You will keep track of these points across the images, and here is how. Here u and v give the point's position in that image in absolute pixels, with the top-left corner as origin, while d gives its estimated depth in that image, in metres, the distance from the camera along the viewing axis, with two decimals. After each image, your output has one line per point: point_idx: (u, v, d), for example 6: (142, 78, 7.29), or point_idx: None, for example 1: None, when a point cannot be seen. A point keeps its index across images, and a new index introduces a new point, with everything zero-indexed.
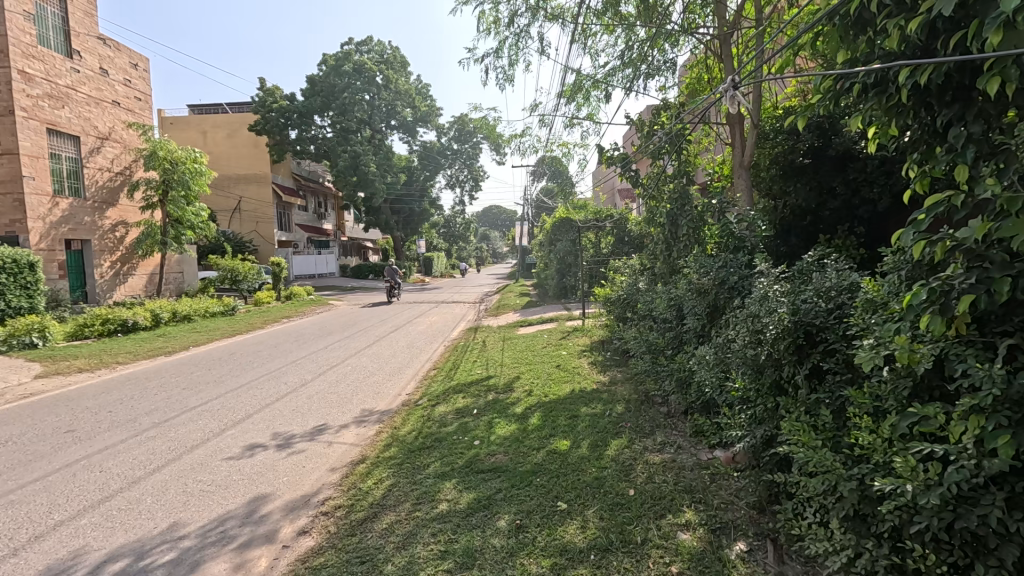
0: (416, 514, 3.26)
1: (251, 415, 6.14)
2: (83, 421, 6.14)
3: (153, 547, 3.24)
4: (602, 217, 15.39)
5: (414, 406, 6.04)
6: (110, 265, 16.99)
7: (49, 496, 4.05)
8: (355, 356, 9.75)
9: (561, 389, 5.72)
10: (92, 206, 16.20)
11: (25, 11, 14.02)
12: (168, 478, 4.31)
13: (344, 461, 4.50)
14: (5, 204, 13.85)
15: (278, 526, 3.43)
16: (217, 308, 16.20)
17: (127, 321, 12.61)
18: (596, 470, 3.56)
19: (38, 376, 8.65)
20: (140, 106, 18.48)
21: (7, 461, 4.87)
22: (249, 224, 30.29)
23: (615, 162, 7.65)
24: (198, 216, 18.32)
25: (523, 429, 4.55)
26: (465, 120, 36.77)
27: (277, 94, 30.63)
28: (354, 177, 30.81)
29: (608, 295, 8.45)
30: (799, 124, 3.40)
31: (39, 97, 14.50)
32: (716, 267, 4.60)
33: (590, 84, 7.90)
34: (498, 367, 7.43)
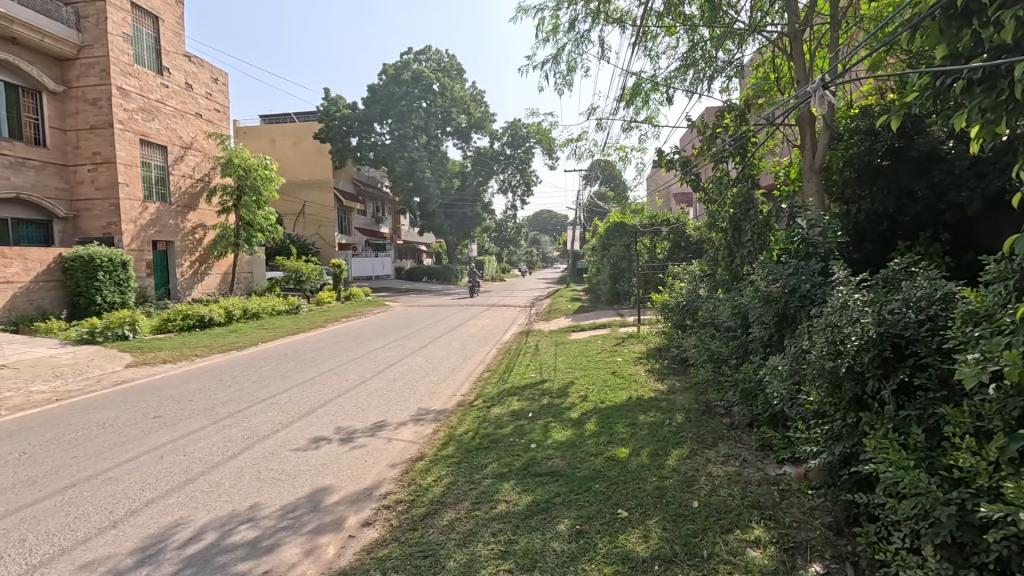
0: (475, 513, 3.31)
1: (316, 409, 6.45)
2: (168, 408, 6.65)
3: (232, 526, 3.48)
4: (658, 222, 15.13)
5: (469, 406, 6.14)
6: (190, 264, 18.36)
7: (141, 476, 4.42)
8: (411, 357, 10.00)
9: (617, 396, 5.63)
10: (176, 210, 17.55)
11: (124, 33, 15.55)
12: (243, 465, 4.60)
13: (403, 458, 4.64)
14: (103, 208, 15.28)
15: (343, 515, 3.59)
16: (283, 307, 17.11)
17: (204, 317, 13.58)
18: (656, 479, 3.49)
19: (129, 366, 9.48)
20: (219, 117, 19.90)
21: (105, 441, 5.37)
22: (312, 227, 31.80)
23: (675, 165, 7.47)
24: (268, 219, 19.44)
25: (579, 435, 4.53)
26: (518, 125, 37.10)
27: (340, 103, 32.24)
28: (410, 182, 31.89)
29: (666, 302, 8.27)
30: (891, 125, 3.21)
31: (133, 111, 15.89)
32: (787, 273, 4.37)
33: (649, 87, 7.78)
34: (552, 371, 7.43)
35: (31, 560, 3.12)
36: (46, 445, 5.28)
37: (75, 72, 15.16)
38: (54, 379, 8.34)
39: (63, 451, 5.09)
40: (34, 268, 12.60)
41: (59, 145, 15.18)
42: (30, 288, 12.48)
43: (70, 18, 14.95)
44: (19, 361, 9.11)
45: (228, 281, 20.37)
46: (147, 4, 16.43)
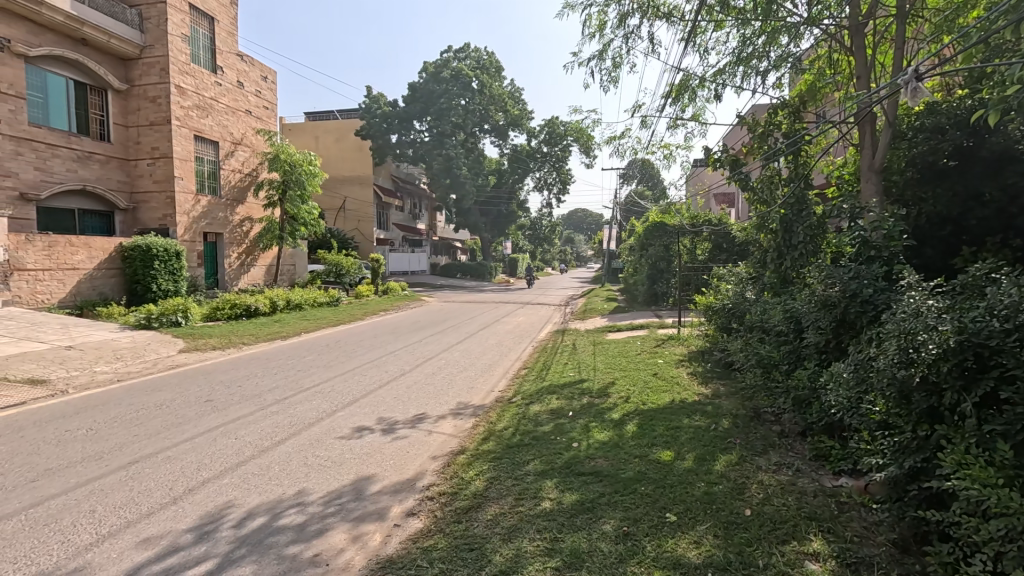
0: (519, 509, 3.31)
1: (358, 399, 6.61)
2: (219, 392, 6.94)
3: (283, 509, 3.60)
4: (698, 222, 14.82)
5: (507, 402, 6.15)
6: (238, 256, 19.11)
7: (196, 456, 4.62)
8: (447, 352, 10.09)
9: (660, 398, 5.53)
10: (226, 203, 18.28)
11: (182, 34, 16.30)
12: (291, 450, 4.75)
13: (444, 451, 4.69)
14: (160, 201, 16.07)
15: (387, 505, 3.65)
16: (324, 299, 17.60)
17: (250, 306, 14.09)
18: (704, 484, 3.41)
19: (182, 351, 9.94)
20: (267, 114, 20.58)
21: (163, 422, 5.64)
22: (352, 223, 32.59)
23: (723, 164, 7.22)
24: (311, 214, 19.98)
25: (621, 436, 4.47)
26: (556, 123, 36.84)
27: (382, 101, 33.04)
28: (447, 180, 32.47)
29: (710, 304, 8.05)
30: (989, 120, 3.01)
31: (189, 108, 16.60)
32: (846, 277, 4.20)
33: (696, 83, 7.56)
34: (591, 370, 7.35)
35: (100, 530, 3.29)
36: (109, 423, 5.58)
37: (138, 71, 15.97)
38: (115, 361, 8.84)
39: (126, 429, 5.38)
40: (97, 256, 13.37)
41: (122, 140, 16.03)
42: (93, 274, 13.25)
43: (134, 20, 15.75)
44: (84, 343, 9.69)
45: (272, 273, 21.08)
46: (204, 6, 17.14)
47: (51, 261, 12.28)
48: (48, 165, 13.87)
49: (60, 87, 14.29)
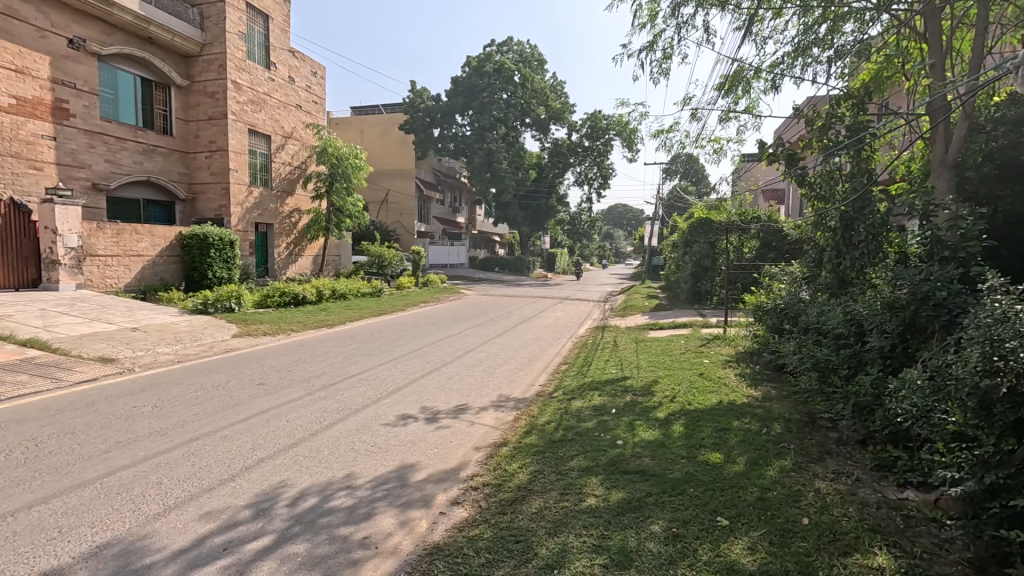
0: (564, 504, 3.30)
1: (402, 388, 6.75)
2: (270, 376, 7.24)
3: (333, 491, 3.73)
4: (746, 219, 14.31)
5: (548, 397, 6.13)
6: (287, 246, 19.82)
7: (251, 436, 4.83)
8: (487, 344, 10.16)
9: (706, 399, 5.40)
10: (276, 195, 18.97)
11: (238, 31, 16.96)
12: (339, 435, 4.90)
13: (486, 442, 4.73)
14: (216, 192, 16.85)
15: (432, 492, 3.72)
16: (367, 289, 18.06)
17: (298, 295, 14.64)
18: (756, 489, 3.30)
19: (236, 335, 10.43)
20: (316, 109, 21.17)
21: (220, 402, 5.93)
22: (394, 216, 33.27)
23: (779, 159, 6.78)
24: (356, 206, 20.48)
25: (667, 435, 4.38)
26: (598, 117, 36.23)
27: (425, 95, 33.46)
28: (487, 174, 32.76)
29: (760, 303, 7.76)
30: None
31: (244, 103, 17.28)
32: (915, 278, 4.02)
33: (751, 74, 7.23)
34: (634, 368, 7.23)
35: (167, 501, 3.49)
36: (172, 401, 5.91)
37: (198, 68, 16.74)
38: (175, 343, 9.36)
39: (187, 407, 5.70)
40: (159, 244, 14.16)
41: (183, 134, 16.88)
42: (156, 261, 14.05)
43: (195, 19, 16.52)
44: (147, 326, 10.31)
45: (319, 263, 21.77)
46: (259, 4, 17.76)
47: (119, 248, 13.08)
48: (117, 158, 14.76)
49: (128, 84, 15.15)
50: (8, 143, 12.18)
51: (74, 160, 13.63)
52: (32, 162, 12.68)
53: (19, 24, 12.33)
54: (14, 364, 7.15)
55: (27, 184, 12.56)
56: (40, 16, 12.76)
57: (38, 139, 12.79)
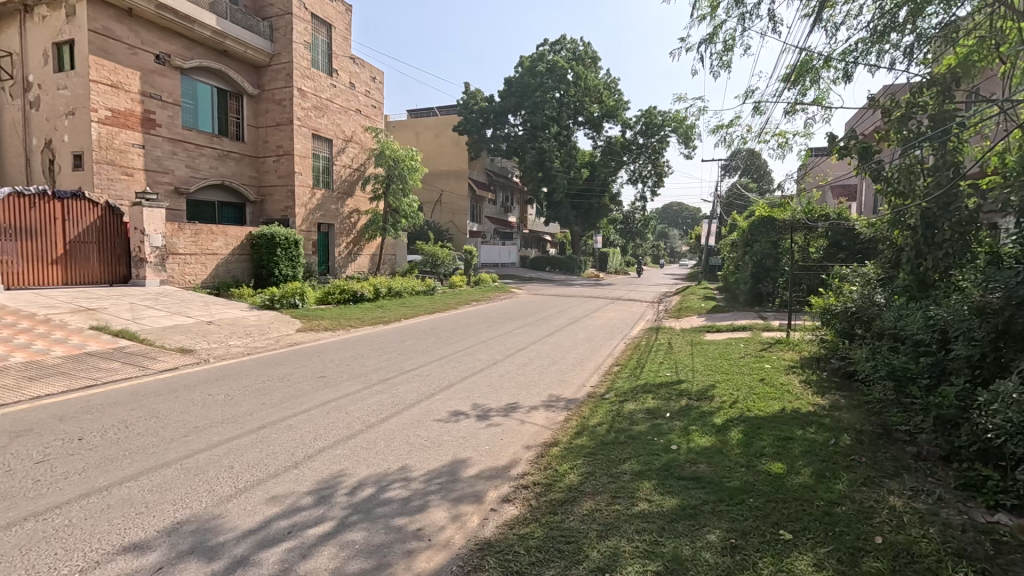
0: (616, 507, 3.25)
1: (453, 384, 6.88)
2: (330, 370, 7.57)
3: (388, 482, 3.86)
4: (813, 216, 13.54)
5: (600, 398, 6.06)
6: (347, 245, 20.65)
7: (312, 426, 5.07)
8: (538, 343, 10.18)
9: (767, 406, 5.16)
10: (337, 196, 19.82)
11: (304, 41, 17.85)
12: (394, 429, 5.05)
13: (537, 441, 4.73)
14: (283, 194, 17.83)
15: (484, 488, 3.76)
16: (421, 287, 18.55)
17: (356, 293, 15.21)
18: (823, 503, 3.12)
19: (299, 330, 10.98)
20: (374, 112, 21.91)
21: (285, 393, 6.27)
22: (447, 215, 33.93)
23: (851, 153, 6.27)
24: (411, 206, 21.04)
25: (724, 443, 4.21)
26: (653, 113, 35.35)
27: (478, 97, 33.85)
28: (539, 173, 32.77)
29: (827, 306, 7.31)
30: None
31: (309, 109, 18.17)
32: (1009, 280, 3.72)
33: (821, 63, 6.78)
34: (690, 372, 7.00)
35: (238, 484, 3.73)
36: (242, 391, 6.31)
37: (268, 77, 17.77)
38: (245, 337, 9.99)
39: (255, 397, 6.06)
40: (232, 243, 15.11)
41: (253, 140, 17.95)
42: (229, 259, 15.01)
43: (266, 31, 17.55)
44: (221, 320, 11.04)
45: (376, 262, 22.55)
46: (323, 13, 18.61)
47: (197, 247, 14.06)
48: (196, 163, 15.90)
49: (205, 94, 16.30)
50: (104, 152, 13.41)
51: (159, 166, 14.80)
52: (124, 169, 13.92)
53: (114, 43, 13.55)
54: (107, 353, 7.86)
55: (119, 189, 13.83)
56: (132, 36, 13.95)
57: (129, 148, 14.01)
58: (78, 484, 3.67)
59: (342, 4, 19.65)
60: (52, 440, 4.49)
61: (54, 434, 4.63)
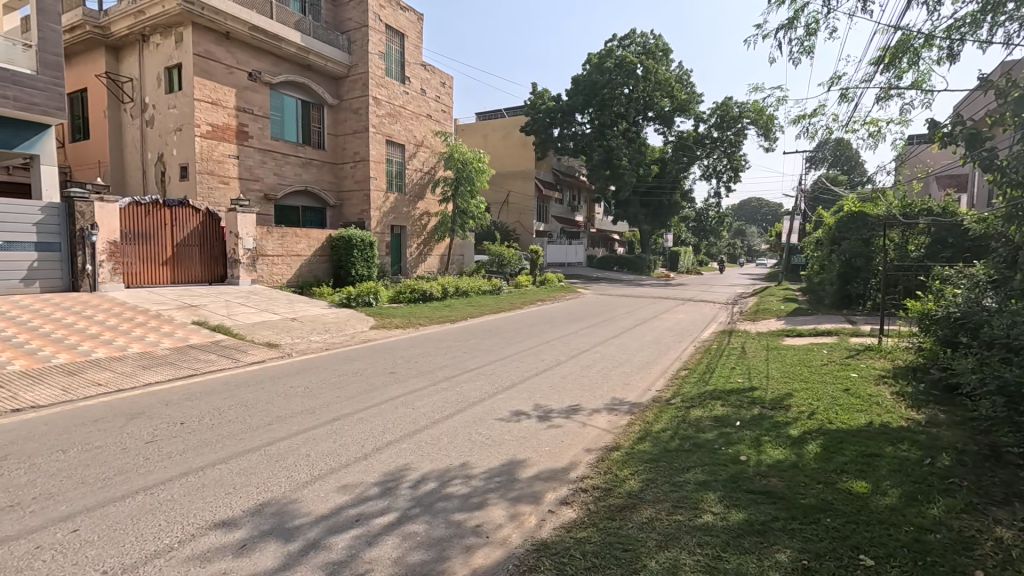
0: (677, 517, 3.15)
1: (515, 384, 6.95)
2: (400, 366, 7.92)
3: (450, 477, 3.98)
4: (911, 211, 12.31)
5: (665, 403, 5.87)
6: (417, 246, 21.43)
7: (381, 420, 5.32)
8: (603, 345, 10.04)
9: (851, 418, 4.76)
10: (409, 199, 20.60)
11: (378, 51, 18.75)
12: (457, 425, 5.19)
13: (598, 445, 4.68)
14: (360, 198, 18.84)
15: (543, 490, 3.78)
16: (487, 287, 18.85)
17: (426, 292, 15.77)
18: (912, 530, 2.84)
19: (373, 328, 11.57)
20: (444, 117, 22.54)
21: (358, 387, 6.63)
22: (514, 215, 34.31)
23: (956, 140, 5.51)
24: (478, 208, 21.47)
25: (800, 456, 3.95)
26: (729, 105, 33.58)
27: (546, 96, 33.84)
28: (606, 171, 32.24)
29: (925, 310, 6.64)
30: None
31: (383, 116, 19.05)
32: None
33: (921, 42, 6.12)
34: (763, 378, 6.63)
35: (314, 471, 4.01)
36: (319, 384, 6.76)
37: (346, 88, 18.82)
38: (325, 333, 10.68)
39: (332, 390, 6.47)
40: (314, 245, 16.17)
41: (333, 148, 19.09)
42: (311, 260, 16.07)
43: (344, 44, 18.60)
44: (303, 317, 11.85)
45: (445, 262, 23.19)
46: (396, 24, 19.43)
47: (283, 249, 15.20)
48: (282, 171, 17.16)
49: (291, 106, 17.56)
50: (205, 163, 14.84)
51: (252, 175, 16.13)
52: (222, 178, 15.30)
53: (214, 64, 14.93)
54: (206, 346, 8.69)
55: (218, 197, 15.24)
56: (229, 56, 15.30)
57: (226, 159, 15.39)
58: (179, 464, 4.09)
59: (414, 14, 20.39)
60: (159, 423, 5.04)
61: (160, 418, 5.20)
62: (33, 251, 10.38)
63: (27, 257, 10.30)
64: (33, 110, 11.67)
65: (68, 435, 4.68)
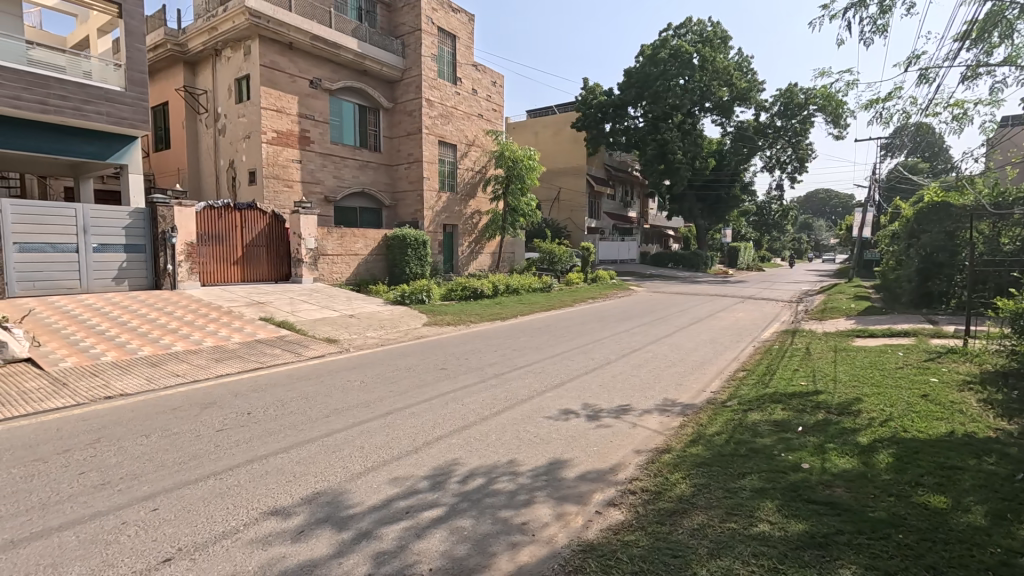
0: (731, 525, 3.02)
1: (565, 382, 6.90)
2: (451, 363, 8.05)
3: (497, 474, 4.01)
4: (1005, 200, 11.15)
5: (721, 406, 5.65)
6: (469, 244, 21.73)
7: (432, 415, 5.44)
8: (656, 343, 9.79)
9: (930, 427, 4.39)
10: (460, 198, 20.91)
11: (431, 54, 19.15)
12: (505, 422, 5.21)
13: (648, 447, 4.56)
14: (414, 198, 19.33)
15: (589, 490, 3.73)
16: (538, 284, 18.83)
17: (477, 289, 15.96)
18: (999, 552, 2.59)
19: (426, 325, 11.84)
20: (495, 116, 22.71)
21: (410, 382, 6.82)
22: (565, 212, 34.10)
23: None
24: (529, 205, 21.47)
25: (870, 466, 3.68)
26: (794, 91, 31.72)
27: (597, 91, 33.32)
28: (660, 165, 31.38)
29: (1019, 310, 5.99)
30: None
31: (435, 117, 19.44)
32: None
33: (1016, 14, 5.51)
34: (830, 381, 6.23)
35: (367, 463, 4.16)
36: (374, 379, 7.00)
37: (400, 91, 19.35)
38: (380, 329, 11.05)
39: (386, 385, 6.70)
40: (371, 244, 16.74)
41: (388, 150, 19.69)
42: (367, 259, 16.66)
43: (399, 48, 19.13)
44: (360, 314, 12.31)
45: (496, 260, 23.36)
46: (448, 26, 19.76)
47: (342, 248, 15.85)
48: (341, 174, 17.88)
49: (349, 111, 18.26)
50: (271, 168, 15.71)
51: (313, 178, 16.91)
52: (286, 181, 16.14)
53: (279, 73, 15.77)
54: (272, 341, 9.20)
55: (282, 200, 16.09)
56: (292, 66, 16.11)
57: (290, 163, 16.21)
58: (245, 452, 4.37)
59: (465, 15, 20.66)
60: (229, 413, 5.39)
61: (230, 408, 5.57)
62: (122, 253, 11.39)
63: (117, 257, 11.31)
64: (122, 124, 12.78)
65: (150, 421, 5.10)
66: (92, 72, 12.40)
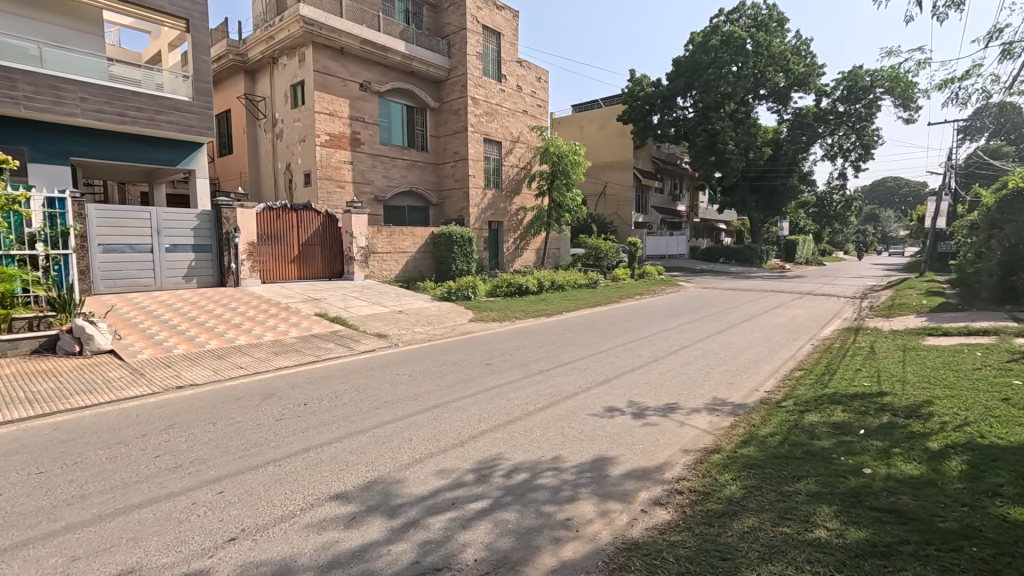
0: (784, 529, 2.91)
1: (610, 379, 6.83)
2: (496, 358, 8.13)
3: (541, 469, 4.04)
4: None
5: (775, 406, 5.41)
6: (514, 241, 21.83)
7: (477, 409, 5.53)
8: (706, 341, 9.51)
9: (1012, 433, 4.03)
10: (505, 195, 21.03)
11: (476, 52, 19.31)
12: (550, 418, 5.23)
13: (696, 446, 4.45)
14: (459, 196, 19.61)
15: (635, 489, 3.68)
16: (583, 280, 18.69)
17: (521, 286, 16.02)
18: None
19: (471, 321, 12.01)
20: (540, 111, 22.65)
21: (455, 377, 6.95)
22: (612, 207, 33.60)
23: None
24: (574, 200, 21.29)
25: (941, 473, 3.43)
26: (859, 73, 29.76)
27: (644, 83, 32.54)
28: (711, 157, 30.33)
29: None
30: None
31: (480, 115, 19.61)
32: None
33: None
34: (895, 382, 5.84)
35: (416, 454, 4.28)
36: (422, 373, 7.19)
37: (446, 90, 19.64)
38: (428, 325, 11.30)
39: (432, 379, 6.86)
40: (419, 242, 17.13)
41: (435, 149, 20.05)
42: (415, 256, 17.07)
43: (444, 48, 19.41)
44: (409, 310, 12.64)
45: (541, 256, 23.34)
46: (492, 23, 19.86)
47: (391, 246, 16.31)
48: (390, 174, 18.36)
49: (397, 112, 18.72)
50: (325, 170, 16.35)
51: (364, 178, 17.45)
52: (338, 182, 16.74)
53: (331, 78, 16.35)
54: (326, 335, 9.60)
55: (335, 200, 16.71)
56: (343, 70, 16.67)
57: (342, 165, 16.81)
58: (302, 440, 4.60)
59: (509, 11, 20.68)
60: (287, 404, 5.68)
61: (288, 399, 5.87)
62: (191, 253, 12.21)
63: (187, 257, 12.14)
64: (190, 132, 13.64)
65: (217, 410, 5.45)
66: (163, 84, 13.32)
